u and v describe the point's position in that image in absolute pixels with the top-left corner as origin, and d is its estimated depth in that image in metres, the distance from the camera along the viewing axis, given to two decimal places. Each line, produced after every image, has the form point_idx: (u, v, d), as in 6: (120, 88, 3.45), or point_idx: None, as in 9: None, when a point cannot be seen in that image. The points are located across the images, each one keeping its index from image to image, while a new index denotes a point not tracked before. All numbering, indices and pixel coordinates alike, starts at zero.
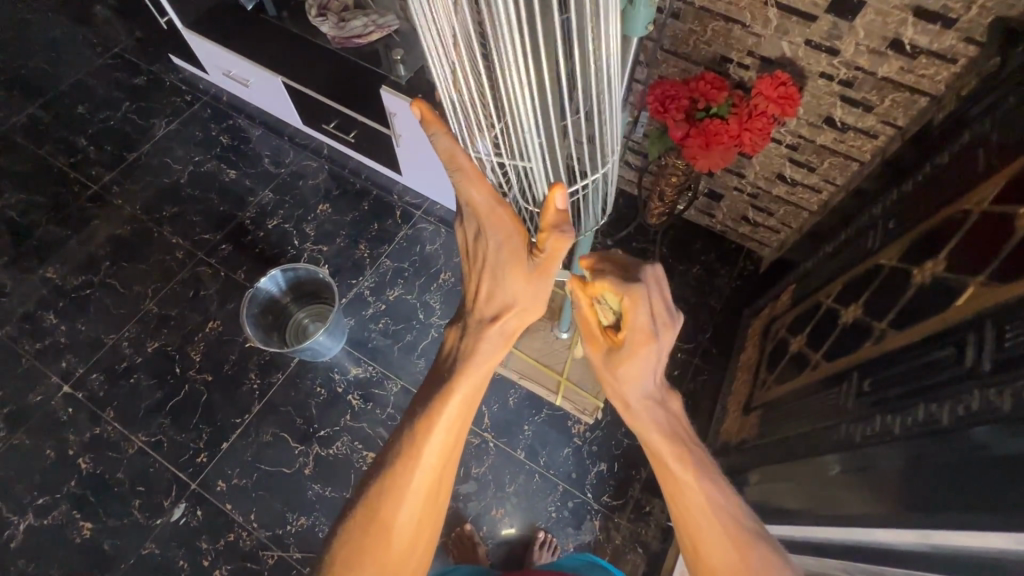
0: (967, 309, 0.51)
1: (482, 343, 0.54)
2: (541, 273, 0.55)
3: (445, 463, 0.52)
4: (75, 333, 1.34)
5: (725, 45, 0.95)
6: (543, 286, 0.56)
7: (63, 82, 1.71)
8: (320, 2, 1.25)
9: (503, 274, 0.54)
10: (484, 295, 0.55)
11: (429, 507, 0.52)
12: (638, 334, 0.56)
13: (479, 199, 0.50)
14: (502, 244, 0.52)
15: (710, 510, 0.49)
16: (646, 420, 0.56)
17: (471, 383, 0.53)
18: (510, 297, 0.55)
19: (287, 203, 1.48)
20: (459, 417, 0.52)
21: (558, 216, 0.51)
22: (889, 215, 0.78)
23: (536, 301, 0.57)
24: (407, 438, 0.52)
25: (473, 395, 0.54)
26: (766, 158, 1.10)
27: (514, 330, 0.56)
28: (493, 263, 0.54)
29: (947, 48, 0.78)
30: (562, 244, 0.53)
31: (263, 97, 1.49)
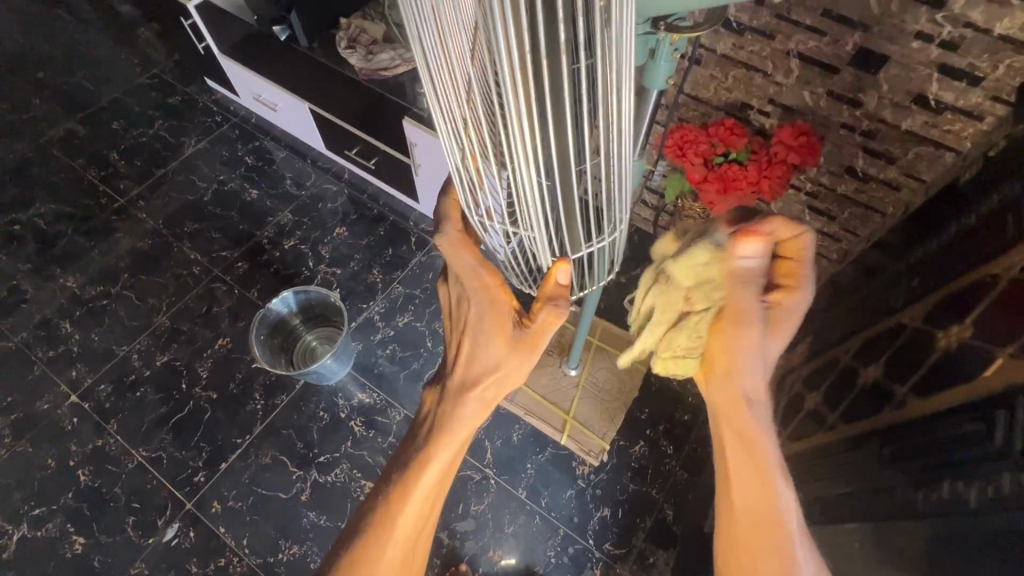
0: (995, 380, 0.48)
1: (461, 409, 0.57)
2: (528, 348, 0.57)
3: (415, 530, 0.58)
4: (88, 342, 1.36)
5: (746, 93, 0.96)
6: (522, 353, 0.57)
7: (102, 99, 1.78)
8: (350, 35, 1.27)
9: (487, 341, 0.57)
10: (466, 357, 0.58)
11: (405, 560, 0.59)
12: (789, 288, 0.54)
13: (478, 270, 0.56)
14: (488, 309, 0.57)
15: (775, 526, 0.52)
16: (759, 422, 0.55)
17: (446, 452, 0.57)
18: (493, 356, 0.57)
19: (305, 225, 1.51)
20: (443, 475, 0.58)
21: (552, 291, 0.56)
22: (913, 273, 0.75)
23: (516, 368, 0.58)
24: (378, 511, 0.57)
25: (451, 461, 0.58)
26: (786, 204, 1.09)
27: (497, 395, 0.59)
28: (476, 326, 0.57)
29: (973, 105, 0.77)
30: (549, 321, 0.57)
31: (289, 122, 1.54)
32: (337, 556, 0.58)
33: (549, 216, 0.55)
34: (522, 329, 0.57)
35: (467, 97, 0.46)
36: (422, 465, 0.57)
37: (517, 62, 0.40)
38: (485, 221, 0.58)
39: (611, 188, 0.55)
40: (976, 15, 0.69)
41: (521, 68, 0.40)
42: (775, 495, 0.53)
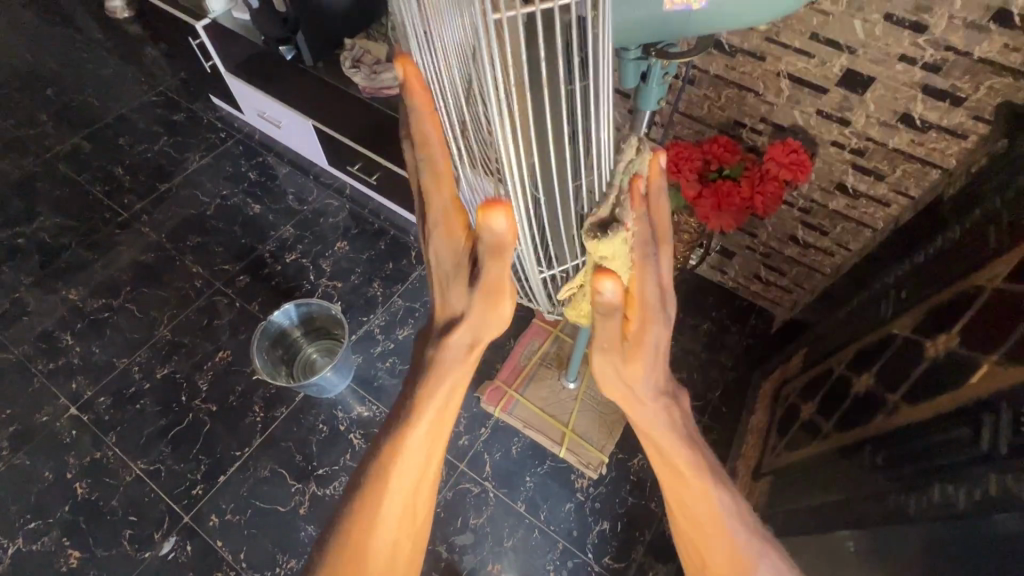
0: (981, 385, 0.50)
1: (434, 361, 0.43)
2: (495, 302, 0.42)
3: (410, 504, 0.45)
4: (89, 355, 1.36)
5: (738, 112, 0.99)
6: (497, 303, 0.43)
7: (108, 115, 1.82)
8: (354, 56, 1.31)
9: (448, 287, 0.43)
10: (437, 305, 0.44)
11: (402, 534, 0.45)
12: (649, 316, 0.42)
13: (428, 202, 0.41)
14: (443, 246, 0.42)
15: (716, 537, 0.44)
16: (662, 430, 0.45)
17: (430, 423, 0.44)
18: (461, 304, 0.43)
19: (307, 239, 1.53)
20: (424, 459, 0.44)
21: (485, 227, 0.37)
22: (902, 285, 0.78)
23: (493, 323, 0.44)
24: (358, 496, 0.44)
25: (442, 428, 0.45)
26: (779, 220, 1.12)
27: (471, 353, 0.44)
28: (439, 271, 0.43)
29: (957, 124, 0.80)
30: (500, 262, 0.40)
31: (292, 138, 1.57)
32: (321, 540, 0.46)
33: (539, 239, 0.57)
34: (476, 276, 0.41)
35: (460, 125, 0.49)
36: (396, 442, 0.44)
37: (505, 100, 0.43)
38: None
39: None
40: (956, 39, 0.72)
41: (507, 88, 0.42)
42: (689, 510, 0.45)
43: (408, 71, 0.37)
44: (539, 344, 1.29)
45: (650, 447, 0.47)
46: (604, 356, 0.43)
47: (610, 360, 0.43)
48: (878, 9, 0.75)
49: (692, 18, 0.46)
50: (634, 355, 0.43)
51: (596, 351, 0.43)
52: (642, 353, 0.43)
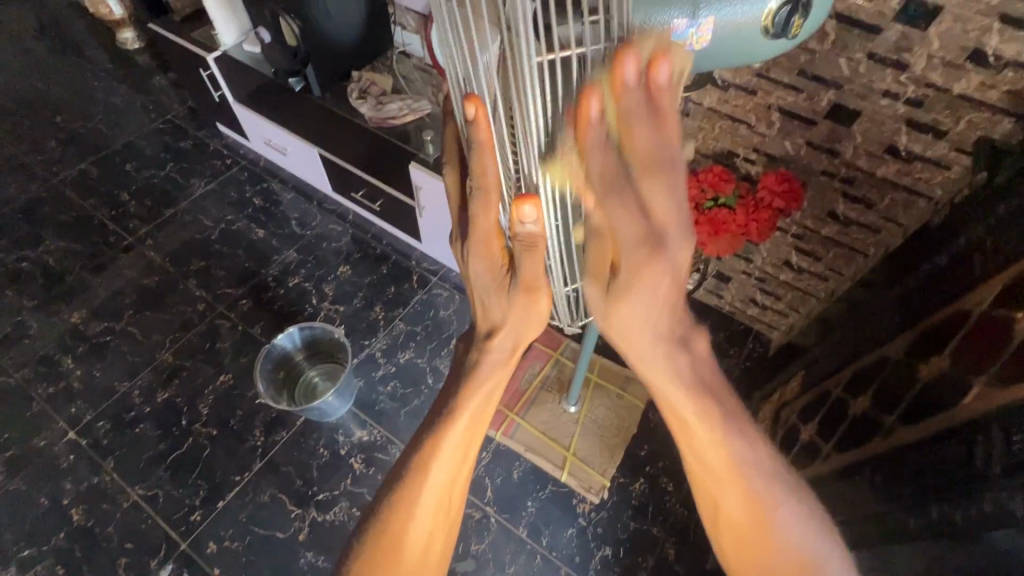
0: (970, 403, 0.53)
1: (479, 364, 0.52)
2: (532, 299, 0.49)
3: (453, 474, 0.53)
4: (90, 378, 1.36)
5: (731, 142, 1.04)
6: (535, 300, 0.50)
7: (116, 142, 1.85)
8: (361, 87, 1.37)
9: (492, 296, 0.49)
10: (481, 314, 0.51)
11: (438, 518, 0.54)
12: (640, 259, 0.43)
13: (474, 222, 0.44)
14: (480, 264, 0.47)
15: (726, 478, 0.49)
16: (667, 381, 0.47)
17: (474, 407, 0.52)
18: (501, 309, 0.50)
19: (309, 263, 1.55)
20: (467, 436, 0.52)
21: (523, 230, 0.45)
22: (893, 309, 0.80)
23: (531, 319, 0.51)
24: (406, 482, 0.53)
25: (481, 416, 0.53)
26: (773, 245, 1.16)
27: (513, 349, 0.51)
28: (482, 288, 0.49)
29: (940, 156, 0.84)
30: (537, 262, 0.47)
31: (297, 165, 1.61)
32: (364, 527, 0.55)
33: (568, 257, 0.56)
34: (515, 279, 0.48)
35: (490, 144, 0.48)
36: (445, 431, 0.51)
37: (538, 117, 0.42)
38: None
39: None
40: (935, 77, 0.78)
41: (543, 115, 0.42)
42: (702, 456, 0.49)
43: (478, 115, 0.39)
44: (539, 368, 1.30)
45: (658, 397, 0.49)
46: (597, 282, 0.48)
47: (598, 288, 0.48)
48: (861, 49, 0.81)
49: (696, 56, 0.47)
50: (619, 294, 0.45)
51: (586, 276, 0.49)
52: (624, 296, 0.45)
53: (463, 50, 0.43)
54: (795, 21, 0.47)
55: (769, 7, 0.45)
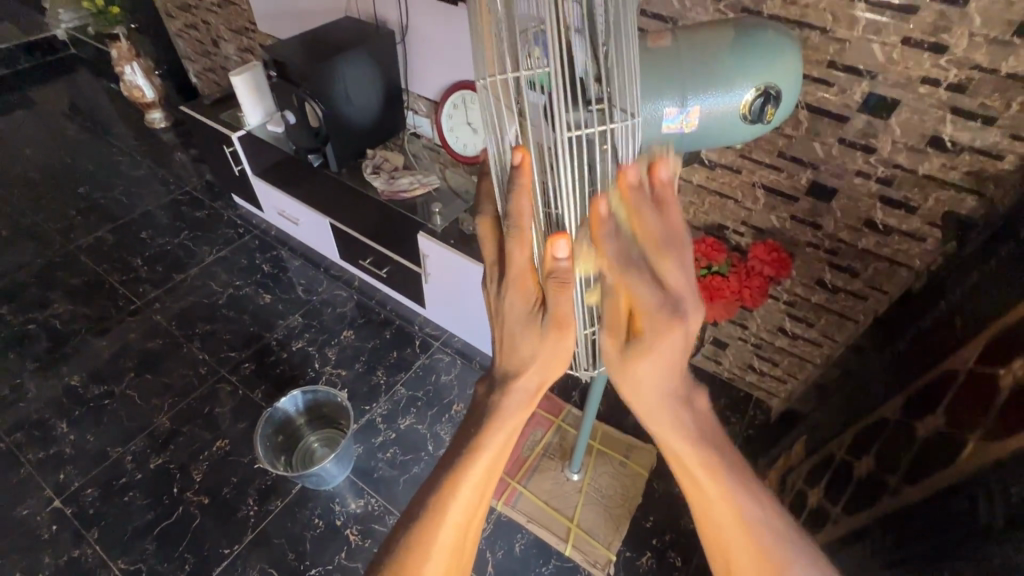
0: (970, 457, 0.54)
1: (503, 398, 0.49)
2: (560, 332, 0.48)
3: (471, 513, 0.48)
4: (82, 443, 1.34)
5: (721, 216, 1.13)
6: (563, 340, 0.49)
7: (134, 212, 1.94)
8: (375, 164, 1.47)
9: (523, 338, 0.49)
10: (506, 348, 0.50)
11: (453, 561, 0.47)
12: (657, 319, 0.43)
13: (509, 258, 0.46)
14: (514, 308, 0.48)
15: (735, 530, 0.42)
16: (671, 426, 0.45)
17: (496, 442, 0.48)
18: (533, 349, 0.49)
19: (313, 328, 1.57)
20: (489, 471, 0.48)
21: (555, 267, 0.48)
22: (886, 371, 0.83)
23: (560, 351, 0.50)
24: (420, 523, 0.47)
25: (502, 452, 0.49)
26: (767, 312, 1.21)
27: (538, 387, 0.50)
28: (512, 316, 0.48)
29: (914, 229, 0.91)
30: (566, 295, 0.48)
31: (308, 234, 1.68)
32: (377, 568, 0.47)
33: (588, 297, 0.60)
34: (546, 314, 0.48)
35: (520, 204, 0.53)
36: (465, 470, 0.47)
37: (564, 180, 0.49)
38: None
39: None
40: (902, 159, 0.87)
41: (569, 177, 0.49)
42: (708, 509, 0.44)
43: (523, 161, 0.44)
44: (541, 435, 1.31)
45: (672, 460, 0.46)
46: (615, 340, 0.47)
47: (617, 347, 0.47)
48: (832, 134, 0.91)
49: (685, 138, 0.53)
50: (637, 350, 0.45)
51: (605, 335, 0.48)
52: (646, 347, 0.44)
53: (497, 126, 0.50)
54: (769, 109, 0.53)
55: (744, 98, 0.51)
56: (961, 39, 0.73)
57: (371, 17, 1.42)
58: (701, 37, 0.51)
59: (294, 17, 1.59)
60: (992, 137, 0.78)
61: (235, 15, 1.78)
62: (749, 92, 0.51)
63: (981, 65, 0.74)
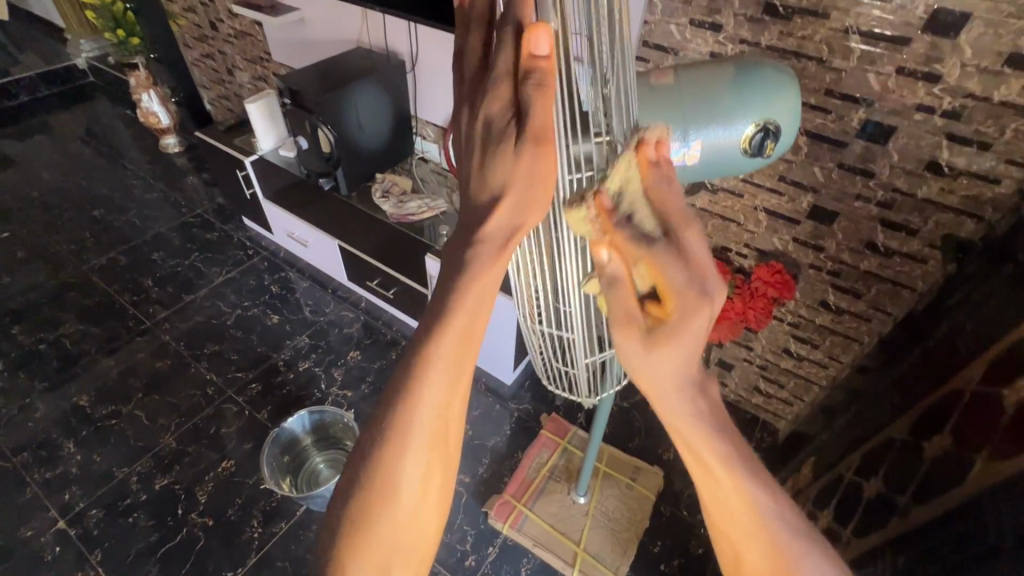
0: (978, 476, 0.55)
1: (474, 249, 0.38)
2: (542, 156, 0.37)
3: (452, 384, 0.37)
4: (88, 463, 1.34)
5: (724, 239, 1.15)
6: (546, 162, 0.38)
7: (147, 234, 1.97)
8: (384, 188, 1.50)
9: (493, 160, 0.38)
10: (481, 176, 0.39)
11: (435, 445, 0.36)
12: (690, 306, 0.37)
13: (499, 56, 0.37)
14: (491, 108, 0.37)
15: (746, 529, 0.38)
16: (679, 410, 0.39)
17: (476, 292, 0.37)
18: (508, 179, 0.38)
19: (319, 349, 1.58)
20: (457, 362, 0.36)
21: (533, 67, 0.36)
22: (892, 392, 0.84)
23: (541, 185, 0.38)
24: (389, 402, 0.36)
25: (483, 306, 0.37)
26: (772, 334, 1.23)
27: (511, 235, 0.38)
28: (489, 134, 0.38)
29: (916, 251, 0.93)
30: (547, 98, 0.36)
31: (316, 256, 1.71)
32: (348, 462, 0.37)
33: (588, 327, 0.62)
34: (524, 128, 0.37)
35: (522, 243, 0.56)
36: (426, 370, 0.36)
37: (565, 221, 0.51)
38: (535, 327, 0.66)
39: None
40: (901, 183, 0.89)
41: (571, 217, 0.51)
42: (720, 505, 0.39)
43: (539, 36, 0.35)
44: (547, 456, 1.30)
45: (673, 432, 0.40)
46: (631, 327, 0.40)
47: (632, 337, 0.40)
48: (832, 159, 0.93)
49: (688, 169, 0.53)
50: (662, 335, 0.38)
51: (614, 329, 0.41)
52: (672, 333, 0.38)
53: None
54: (768, 144, 0.53)
55: (744, 132, 0.52)
56: (953, 69, 0.76)
57: (382, 48, 1.48)
58: (700, 74, 0.51)
59: (308, 48, 1.65)
60: (988, 161, 0.80)
61: (251, 46, 1.84)
62: (748, 126, 0.51)
63: (974, 94, 0.76)
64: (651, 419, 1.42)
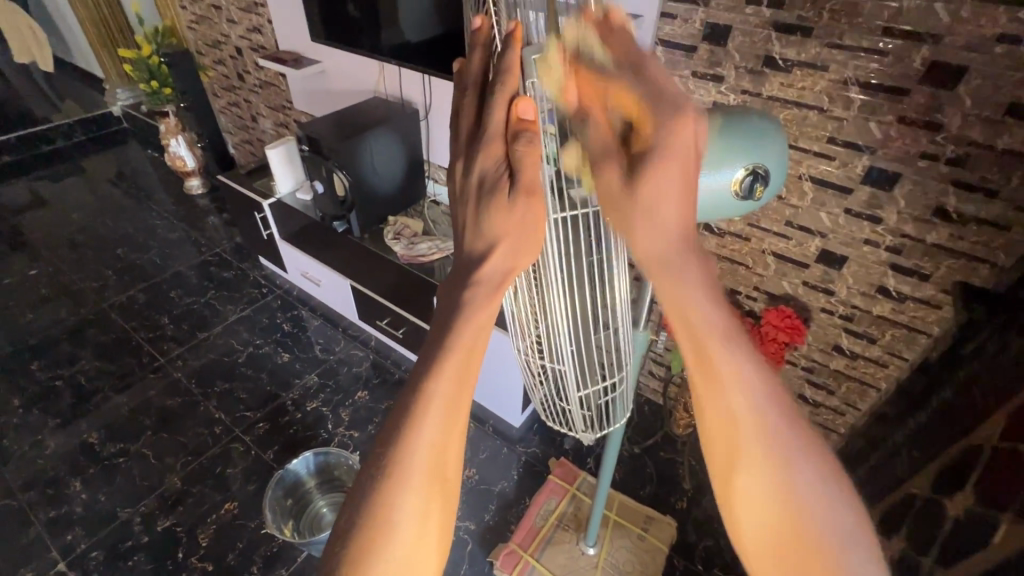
0: (1001, 543, 0.53)
1: (466, 290, 0.39)
2: (532, 205, 0.39)
3: (450, 425, 0.35)
4: (93, 503, 1.33)
5: (733, 281, 1.15)
6: (538, 210, 0.40)
7: (166, 272, 2.03)
8: (396, 230, 1.53)
9: (486, 210, 0.39)
10: (475, 227, 0.40)
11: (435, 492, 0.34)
12: (670, 126, 0.34)
13: (487, 115, 0.38)
14: (485, 160, 0.39)
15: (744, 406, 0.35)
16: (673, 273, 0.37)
17: (470, 330, 0.37)
18: (501, 228, 0.39)
19: (328, 388, 1.58)
20: (455, 395, 0.36)
21: (522, 129, 0.38)
22: (911, 443, 0.81)
23: (529, 232, 0.40)
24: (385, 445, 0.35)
25: (476, 346, 0.38)
26: (786, 378, 1.20)
27: (505, 279, 0.40)
28: (480, 190, 0.39)
29: (929, 296, 0.91)
30: (537, 155, 0.38)
31: (329, 295, 1.75)
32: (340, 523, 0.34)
33: (580, 365, 0.59)
34: (515, 182, 0.38)
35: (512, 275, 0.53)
36: (425, 403, 0.35)
37: (554, 257, 0.49)
38: (528, 358, 0.63)
39: (621, 348, 0.60)
40: (909, 228, 0.88)
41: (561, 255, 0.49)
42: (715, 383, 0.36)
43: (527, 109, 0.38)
44: (555, 504, 1.27)
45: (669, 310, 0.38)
46: (609, 171, 0.36)
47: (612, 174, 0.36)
48: (838, 205, 0.94)
49: None
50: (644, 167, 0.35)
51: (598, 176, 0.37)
52: (653, 176, 0.35)
53: None
54: (758, 187, 0.53)
55: (733, 176, 0.52)
56: (954, 118, 0.77)
57: (398, 97, 1.55)
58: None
59: (329, 97, 1.73)
60: (996, 209, 0.79)
61: (274, 95, 1.94)
62: (739, 171, 0.52)
63: (977, 142, 0.77)
64: (663, 465, 1.38)
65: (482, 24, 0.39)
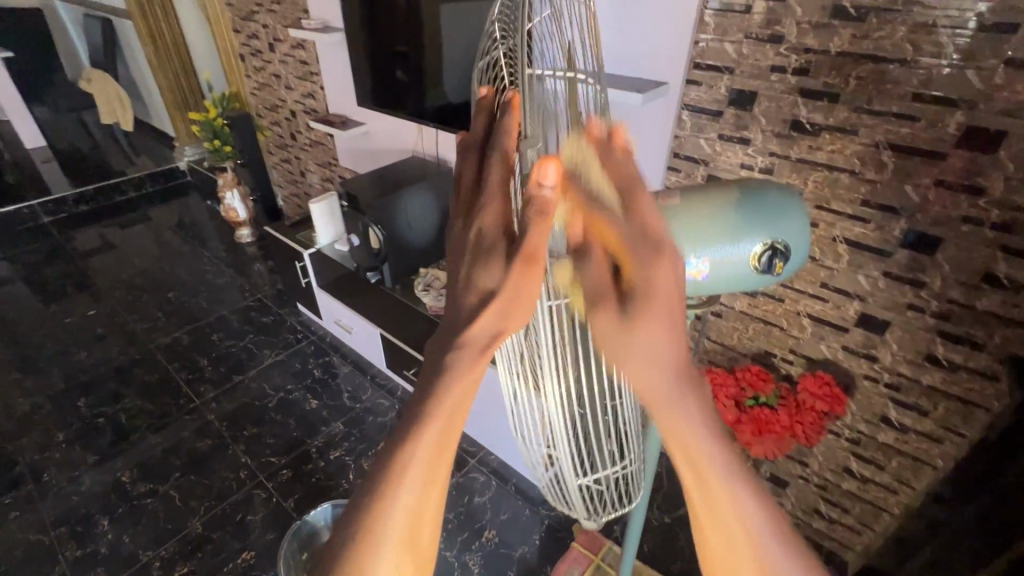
0: None
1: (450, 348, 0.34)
2: (531, 273, 0.33)
3: (426, 493, 0.32)
4: (118, 544, 1.35)
5: (768, 343, 1.11)
6: (536, 285, 0.34)
7: (211, 315, 2.13)
8: (426, 281, 1.56)
9: (478, 273, 0.34)
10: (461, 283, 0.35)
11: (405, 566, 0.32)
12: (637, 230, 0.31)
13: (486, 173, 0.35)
14: (484, 224, 0.34)
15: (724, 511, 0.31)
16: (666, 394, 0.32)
17: (453, 392, 0.33)
18: (494, 282, 0.34)
19: (353, 437, 1.58)
20: (432, 461, 0.32)
21: (536, 195, 0.32)
22: (972, 533, 0.73)
23: (524, 304, 0.34)
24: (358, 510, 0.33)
25: (458, 407, 0.34)
26: (829, 449, 1.12)
27: (493, 341, 0.34)
28: (474, 253, 0.34)
29: (984, 367, 0.85)
30: (546, 224, 0.32)
31: (359, 342, 1.79)
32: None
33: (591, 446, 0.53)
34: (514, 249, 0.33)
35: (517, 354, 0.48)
36: (401, 469, 0.32)
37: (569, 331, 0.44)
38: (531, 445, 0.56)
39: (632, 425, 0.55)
40: (956, 295, 0.84)
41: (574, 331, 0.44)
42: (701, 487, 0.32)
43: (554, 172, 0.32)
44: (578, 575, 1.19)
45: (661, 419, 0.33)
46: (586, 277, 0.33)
47: (607, 313, 0.31)
48: (876, 268, 0.90)
49: (697, 286, 0.52)
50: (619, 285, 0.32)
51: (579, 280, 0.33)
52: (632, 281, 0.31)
53: None
54: (778, 262, 0.52)
55: (752, 251, 0.51)
56: (996, 183, 0.74)
57: (435, 156, 1.63)
58: (703, 196, 0.51)
59: (371, 155, 1.84)
60: None
61: (322, 153, 2.07)
62: (756, 245, 0.51)
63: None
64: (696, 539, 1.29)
65: (488, 92, 0.40)
